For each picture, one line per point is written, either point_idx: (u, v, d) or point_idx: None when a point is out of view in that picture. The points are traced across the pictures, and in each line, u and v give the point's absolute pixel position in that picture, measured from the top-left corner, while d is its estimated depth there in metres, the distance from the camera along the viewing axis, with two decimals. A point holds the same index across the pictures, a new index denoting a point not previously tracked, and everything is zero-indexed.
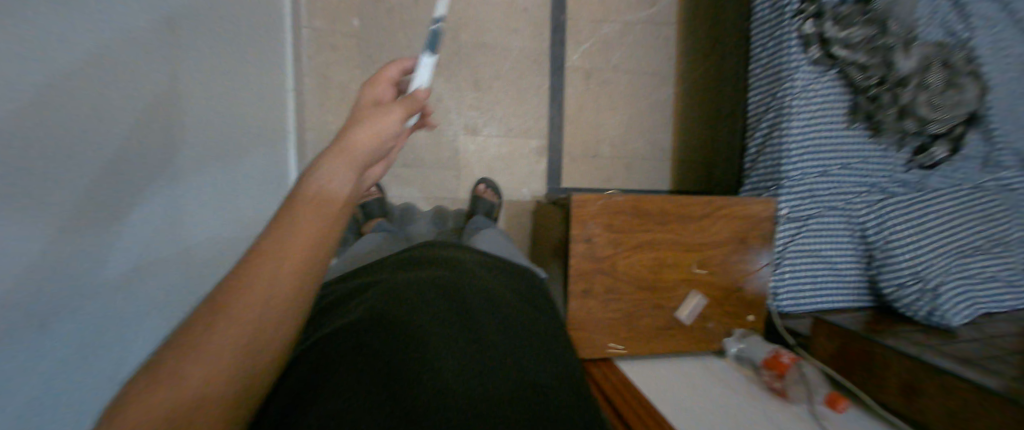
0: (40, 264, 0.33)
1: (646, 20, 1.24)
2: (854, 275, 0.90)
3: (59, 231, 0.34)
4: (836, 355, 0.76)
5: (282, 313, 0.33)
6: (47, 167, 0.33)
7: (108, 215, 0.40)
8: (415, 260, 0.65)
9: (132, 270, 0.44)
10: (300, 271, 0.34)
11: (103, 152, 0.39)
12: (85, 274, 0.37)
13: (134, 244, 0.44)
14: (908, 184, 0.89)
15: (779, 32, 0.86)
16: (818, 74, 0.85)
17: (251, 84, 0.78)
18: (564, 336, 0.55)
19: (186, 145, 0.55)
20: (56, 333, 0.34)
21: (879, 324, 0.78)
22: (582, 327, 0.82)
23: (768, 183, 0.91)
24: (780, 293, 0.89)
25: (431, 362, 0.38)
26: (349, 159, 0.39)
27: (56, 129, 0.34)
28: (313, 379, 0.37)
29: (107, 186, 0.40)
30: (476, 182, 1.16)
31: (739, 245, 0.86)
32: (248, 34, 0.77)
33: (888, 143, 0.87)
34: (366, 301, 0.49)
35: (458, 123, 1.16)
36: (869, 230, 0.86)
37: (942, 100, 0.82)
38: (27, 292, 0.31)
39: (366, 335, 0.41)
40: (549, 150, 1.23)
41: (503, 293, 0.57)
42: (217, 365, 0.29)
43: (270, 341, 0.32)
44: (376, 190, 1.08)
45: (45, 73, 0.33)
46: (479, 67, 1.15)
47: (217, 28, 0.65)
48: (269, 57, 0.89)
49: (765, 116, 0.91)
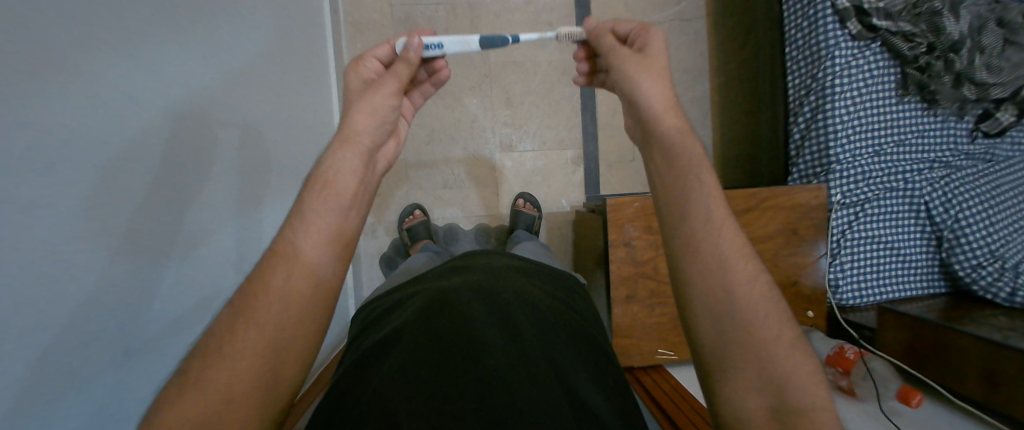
0: (95, 295, 0.38)
1: (674, 17, 1.22)
2: (923, 258, 0.84)
3: (116, 264, 0.40)
4: (910, 348, 0.70)
5: (294, 315, 0.37)
6: (112, 210, 0.39)
7: (164, 249, 0.46)
8: (460, 267, 0.69)
9: (183, 296, 0.50)
10: (306, 274, 0.38)
11: (163, 193, 0.45)
12: (138, 301, 0.43)
13: (182, 275, 0.50)
14: (976, 156, 0.82)
15: (812, 10, 0.82)
16: (860, 49, 0.80)
17: (298, 127, 0.87)
18: (598, 334, 0.56)
19: (239, 187, 0.63)
20: (96, 353, 0.38)
21: (956, 310, 0.73)
22: (628, 334, 0.82)
23: (817, 168, 0.86)
24: (841, 286, 0.83)
25: (478, 358, 0.42)
26: (358, 148, 0.43)
27: (129, 181, 0.40)
28: (368, 379, 0.43)
29: (170, 229, 0.47)
30: (515, 197, 1.20)
31: (791, 237, 0.81)
32: (293, 84, 0.86)
33: (947, 113, 0.81)
34: (414, 307, 0.54)
35: (494, 141, 1.21)
36: (936, 209, 0.80)
37: (1004, 61, 0.73)
38: (83, 315, 0.37)
39: (416, 339, 0.46)
40: (584, 159, 1.24)
41: (539, 294, 0.59)
42: (238, 368, 0.33)
43: (287, 342, 0.36)
44: (421, 213, 1.14)
45: (119, 133, 0.39)
46: (510, 85, 1.20)
47: (268, 82, 0.74)
48: (317, 101, 0.99)
49: (805, 100, 0.86)
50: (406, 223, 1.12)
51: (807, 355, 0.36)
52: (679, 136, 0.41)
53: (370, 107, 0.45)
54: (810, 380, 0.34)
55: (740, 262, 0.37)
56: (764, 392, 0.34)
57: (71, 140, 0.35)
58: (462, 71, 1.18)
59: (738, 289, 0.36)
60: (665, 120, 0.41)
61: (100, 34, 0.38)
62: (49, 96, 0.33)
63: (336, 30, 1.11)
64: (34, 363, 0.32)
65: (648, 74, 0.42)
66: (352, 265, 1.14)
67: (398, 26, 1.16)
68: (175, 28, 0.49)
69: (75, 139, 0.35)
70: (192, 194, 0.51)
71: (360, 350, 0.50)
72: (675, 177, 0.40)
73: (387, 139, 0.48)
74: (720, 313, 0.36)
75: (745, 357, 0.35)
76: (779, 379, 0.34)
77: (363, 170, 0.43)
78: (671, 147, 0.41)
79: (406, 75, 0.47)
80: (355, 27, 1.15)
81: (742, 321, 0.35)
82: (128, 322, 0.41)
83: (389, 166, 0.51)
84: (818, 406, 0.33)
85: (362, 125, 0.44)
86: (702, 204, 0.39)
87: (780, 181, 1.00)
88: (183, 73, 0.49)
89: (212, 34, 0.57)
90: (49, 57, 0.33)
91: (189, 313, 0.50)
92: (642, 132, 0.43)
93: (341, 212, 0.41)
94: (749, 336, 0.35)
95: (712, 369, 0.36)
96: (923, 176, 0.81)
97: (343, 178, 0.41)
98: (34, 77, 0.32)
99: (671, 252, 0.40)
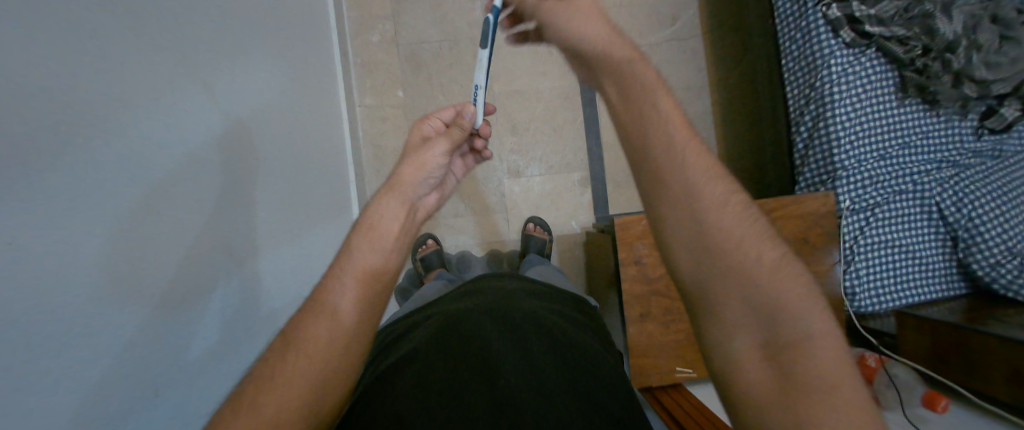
0: (140, 337, 0.39)
1: (671, 37, 1.25)
2: (940, 260, 0.82)
3: (156, 307, 0.41)
4: (932, 351, 0.68)
5: (343, 343, 0.40)
6: (150, 251, 0.41)
7: (195, 288, 0.48)
8: (469, 290, 0.71)
9: (215, 334, 0.51)
10: (354, 304, 0.42)
11: (190, 235, 0.47)
12: (173, 340, 0.44)
13: (214, 314, 0.51)
14: (983, 153, 0.81)
15: (805, 22, 0.84)
16: (855, 56, 0.81)
17: (314, 165, 0.92)
18: (607, 350, 0.57)
19: (260, 228, 0.66)
20: (145, 393, 0.40)
21: (977, 311, 0.71)
22: (645, 354, 0.80)
23: (824, 176, 0.85)
24: (858, 292, 0.81)
25: (494, 374, 0.44)
26: (401, 197, 0.49)
27: (160, 226, 0.42)
28: (382, 396, 0.44)
29: (199, 269, 0.49)
30: (525, 221, 1.21)
31: (804, 247, 0.79)
32: (307, 125, 0.91)
33: (950, 113, 0.80)
34: (426, 329, 0.56)
35: (502, 168, 1.24)
36: (948, 209, 0.78)
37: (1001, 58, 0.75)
38: (131, 357, 0.38)
39: (434, 358, 0.47)
40: (591, 180, 1.25)
41: (547, 313, 0.59)
42: (289, 389, 0.36)
43: (334, 367, 0.39)
44: (433, 242, 1.16)
45: (149, 179, 0.41)
46: (514, 112, 1.24)
47: (283, 125, 0.79)
48: (330, 140, 1.04)
49: (806, 109, 0.87)
50: (419, 253, 1.14)
51: (801, 288, 0.36)
52: (649, 100, 0.40)
53: (417, 161, 0.52)
54: (803, 309, 0.35)
55: (723, 209, 0.38)
56: (752, 329, 0.35)
57: (117, 193, 0.38)
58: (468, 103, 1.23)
59: (721, 233, 0.36)
60: (627, 83, 0.41)
61: (138, 96, 0.42)
62: (95, 154, 0.36)
63: (347, 73, 1.18)
64: (88, 404, 0.34)
65: (583, 16, 0.43)
66: None
67: (405, 65, 1.23)
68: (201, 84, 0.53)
69: (107, 187, 0.37)
70: (218, 234, 0.53)
71: (376, 372, 0.51)
72: (640, 144, 0.39)
73: (429, 193, 0.54)
74: (703, 264, 0.36)
75: (734, 299, 0.35)
76: (769, 312, 0.35)
77: (404, 216, 0.49)
78: (627, 82, 0.41)
79: (458, 138, 0.54)
80: (365, 68, 1.22)
81: (728, 269, 0.36)
82: (168, 361, 0.43)
83: (429, 214, 0.55)
84: (812, 335, 0.34)
85: (410, 177, 0.51)
86: (675, 162, 0.38)
87: (789, 190, 1.00)
88: (205, 125, 0.53)
89: (229, 81, 0.60)
90: (97, 117, 0.36)
91: (218, 348, 0.53)
92: (611, 107, 0.43)
93: (379, 253, 0.45)
94: (739, 281, 0.35)
95: (703, 319, 0.37)
96: (931, 176, 0.79)
97: (386, 221, 0.47)
98: (81, 137, 0.35)
99: (653, 215, 0.39)
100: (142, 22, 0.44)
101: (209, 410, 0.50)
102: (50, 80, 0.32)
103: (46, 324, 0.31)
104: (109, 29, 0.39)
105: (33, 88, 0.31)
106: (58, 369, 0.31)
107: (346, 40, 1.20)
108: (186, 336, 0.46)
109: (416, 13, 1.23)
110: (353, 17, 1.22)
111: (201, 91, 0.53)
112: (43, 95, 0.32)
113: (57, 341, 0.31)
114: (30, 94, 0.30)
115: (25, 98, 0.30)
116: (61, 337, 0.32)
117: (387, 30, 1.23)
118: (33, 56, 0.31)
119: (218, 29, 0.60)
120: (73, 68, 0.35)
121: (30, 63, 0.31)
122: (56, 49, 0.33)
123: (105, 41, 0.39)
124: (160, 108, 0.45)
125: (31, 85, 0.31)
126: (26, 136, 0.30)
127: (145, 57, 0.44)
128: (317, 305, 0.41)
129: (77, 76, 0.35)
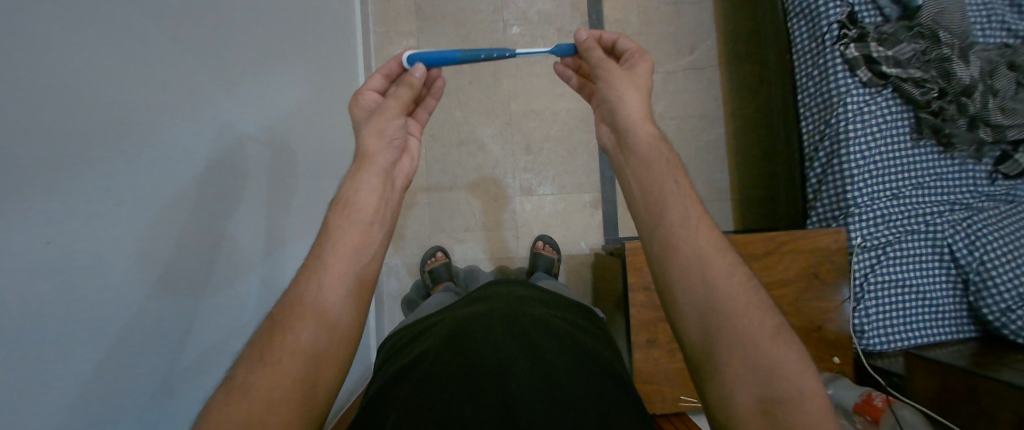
0: (134, 326, 0.42)
1: (687, 67, 1.28)
2: (950, 302, 0.80)
3: (152, 298, 0.44)
4: (939, 394, 0.68)
5: (326, 332, 0.42)
6: (149, 246, 0.42)
7: (193, 284, 0.50)
8: (479, 296, 0.72)
9: (210, 329, 0.54)
10: (338, 287, 0.44)
11: (197, 231, 0.50)
12: (167, 333, 0.46)
13: (210, 312, 0.54)
14: (997, 197, 0.81)
15: (822, 60, 0.85)
16: (871, 95, 0.82)
17: (330, 173, 0.96)
18: (612, 355, 0.58)
19: (268, 231, 0.69)
20: (130, 383, 0.42)
21: (987, 357, 0.69)
22: (649, 380, 0.79)
23: (836, 211, 0.85)
24: (867, 330, 0.79)
25: (503, 378, 0.44)
26: (374, 169, 0.51)
27: (166, 223, 0.45)
28: (401, 393, 0.47)
29: (201, 267, 0.51)
30: (535, 239, 1.22)
31: (813, 282, 0.78)
32: (327, 135, 0.96)
33: (963, 157, 0.81)
34: (437, 333, 0.57)
35: (515, 185, 1.26)
36: (960, 252, 0.77)
37: (1015, 106, 0.77)
38: (127, 346, 0.41)
39: (436, 363, 0.48)
40: (602, 202, 1.26)
41: (554, 321, 0.60)
42: (280, 374, 0.39)
43: (322, 352, 0.42)
44: (442, 255, 1.18)
45: (169, 184, 0.45)
46: (530, 132, 1.27)
47: (303, 133, 0.83)
48: (348, 151, 1.08)
49: (821, 144, 0.87)
50: (429, 265, 1.16)
51: (797, 352, 0.39)
52: (668, 183, 0.47)
53: (376, 127, 0.52)
54: (801, 377, 0.37)
55: (729, 277, 0.42)
56: (744, 365, 0.37)
57: (130, 182, 0.40)
58: (485, 119, 1.27)
59: (702, 265, 0.42)
60: (651, 155, 0.49)
61: (164, 97, 0.44)
62: (119, 147, 0.39)
63: None
64: (79, 387, 0.37)
65: (629, 87, 0.51)
66: (375, 307, 1.18)
67: None
68: (230, 90, 0.57)
69: (123, 188, 0.39)
70: (223, 233, 0.56)
71: (389, 373, 0.54)
72: (656, 213, 0.46)
73: (400, 156, 0.55)
74: (709, 292, 0.41)
75: (739, 360, 0.38)
76: (749, 345, 0.38)
77: (381, 187, 0.50)
78: (647, 158, 0.49)
79: (408, 97, 0.54)
80: None
81: (731, 330, 0.39)
82: (161, 351, 0.46)
83: (404, 181, 0.56)
84: (806, 394, 0.36)
85: (373, 146, 0.52)
86: (681, 207, 0.45)
87: (801, 224, 0.99)
88: (226, 129, 0.55)
89: (255, 91, 0.64)
90: (124, 122, 0.39)
91: (216, 345, 0.55)
92: (633, 183, 0.49)
93: (357, 231, 0.47)
94: (745, 343, 0.38)
95: (709, 379, 0.39)
96: (945, 218, 0.79)
97: (364, 195, 0.49)
98: (105, 129, 0.37)
99: (659, 282, 0.45)
100: (183, 33, 0.48)
101: (189, 404, 0.51)
102: (73, 85, 0.35)
103: (32, 301, 0.32)
104: (148, 32, 0.43)
105: (57, 75, 0.33)
106: (42, 345, 0.33)
107: (372, 55, 1.26)
108: (182, 333, 0.49)
109: (441, 32, 1.29)
110: (380, 33, 1.28)
111: (228, 98, 0.56)
112: (68, 83, 0.34)
113: (45, 319, 0.33)
114: (55, 81, 0.33)
115: (48, 87, 0.32)
116: (46, 315, 0.33)
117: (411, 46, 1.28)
118: (63, 59, 0.34)
119: (252, 40, 0.65)
120: (102, 63, 0.37)
121: (59, 51, 0.34)
122: (87, 53, 0.36)
123: (140, 40, 0.42)
124: (188, 113, 0.48)
125: (63, 88, 0.34)
126: (43, 121, 0.32)
127: (183, 61, 0.48)
128: (303, 291, 0.43)
129: (104, 71, 0.38)
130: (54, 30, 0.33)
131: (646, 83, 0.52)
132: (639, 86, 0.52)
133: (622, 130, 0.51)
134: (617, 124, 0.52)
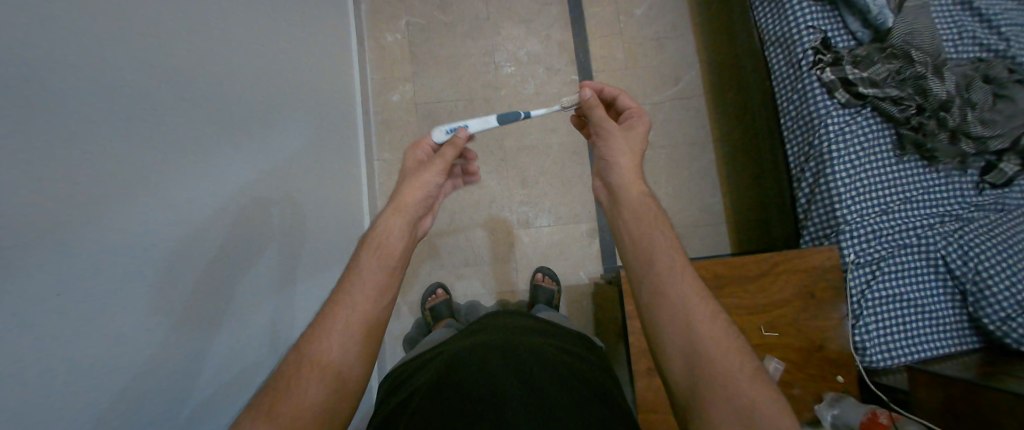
0: (140, 379, 0.40)
1: (673, 97, 1.32)
2: (951, 315, 0.78)
3: (161, 349, 0.43)
4: (945, 407, 0.64)
5: (348, 363, 0.43)
6: (155, 295, 0.42)
7: (199, 332, 0.49)
8: (476, 327, 0.70)
9: (214, 376, 0.53)
10: (364, 324, 0.45)
11: (201, 277, 0.50)
12: (172, 385, 0.45)
13: (215, 359, 0.53)
14: (989, 206, 0.80)
15: (801, 84, 0.87)
16: (852, 116, 0.83)
17: (331, 214, 0.97)
18: (603, 379, 0.56)
19: (273, 273, 0.69)
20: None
21: (992, 368, 0.67)
22: (653, 409, 0.74)
23: (827, 230, 0.84)
24: (868, 347, 0.76)
25: (494, 398, 0.44)
26: (406, 216, 0.54)
27: (175, 270, 0.45)
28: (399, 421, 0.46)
29: (207, 314, 0.51)
30: (534, 271, 1.21)
31: (811, 302, 0.75)
32: (328, 177, 0.98)
33: (948, 168, 0.81)
34: (432, 365, 0.56)
35: (513, 218, 1.27)
36: (954, 263, 0.76)
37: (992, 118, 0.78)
38: (131, 401, 0.39)
39: (433, 393, 0.47)
40: (599, 231, 1.26)
41: (549, 348, 0.58)
42: (301, 406, 0.39)
43: (345, 386, 0.42)
44: (442, 292, 1.17)
45: (177, 233, 0.46)
46: (524, 165, 1.29)
47: (305, 176, 0.84)
48: (348, 191, 1.11)
49: (806, 165, 0.87)
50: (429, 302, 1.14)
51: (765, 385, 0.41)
52: (643, 220, 0.51)
53: (419, 183, 0.56)
54: (766, 402, 0.39)
55: (710, 317, 0.44)
56: (720, 394, 0.40)
57: (137, 225, 0.40)
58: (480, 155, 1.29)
59: (680, 294, 0.45)
60: (641, 217, 0.51)
61: (169, 151, 0.46)
62: (129, 197, 0.40)
63: (368, 130, 1.28)
64: None
65: (625, 142, 0.56)
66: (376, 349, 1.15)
67: (423, 122, 1.33)
68: (231, 137, 0.59)
69: (134, 236, 0.40)
70: (228, 279, 0.56)
71: (385, 408, 0.52)
72: (644, 247, 0.49)
73: (427, 212, 0.60)
74: (688, 321, 0.44)
75: (715, 392, 0.40)
76: (725, 372, 0.40)
77: (408, 235, 0.53)
78: (637, 207, 0.52)
79: (452, 156, 0.57)
80: (384, 126, 1.32)
81: (710, 356, 0.41)
82: (167, 403, 0.44)
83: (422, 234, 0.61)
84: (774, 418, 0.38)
85: (410, 195, 0.55)
86: (660, 241, 0.49)
87: (795, 243, 0.97)
88: (231, 178, 0.57)
89: (258, 138, 0.66)
90: (136, 176, 0.41)
91: (217, 392, 0.53)
92: (628, 222, 0.52)
93: (385, 270, 0.49)
94: (721, 375, 0.40)
95: (690, 408, 0.41)
96: (935, 230, 0.78)
97: (394, 240, 0.51)
98: (118, 183, 0.39)
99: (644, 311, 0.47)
100: (190, 90, 0.51)
101: None
102: (92, 145, 0.36)
103: (37, 349, 0.31)
104: (155, 91, 0.45)
105: (70, 126, 0.34)
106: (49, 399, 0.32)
107: (369, 101, 1.32)
108: (187, 383, 0.47)
109: (435, 76, 1.35)
110: (378, 80, 1.35)
111: (230, 145, 0.58)
112: (84, 143, 0.36)
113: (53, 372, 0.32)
114: (62, 128, 0.34)
115: (65, 147, 0.34)
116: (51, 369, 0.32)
117: (407, 91, 1.35)
118: (82, 121, 0.35)
119: (255, 91, 0.68)
120: (116, 123, 0.39)
121: (71, 100, 0.35)
122: (101, 113, 0.38)
123: (148, 91, 0.44)
124: (195, 164, 0.50)
125: (79, 147, 0.35)
126: (57, 174, 0.33)
127: (186, 117, 0.50)
128: (331, 324, 0.44)
129: (116, 128, 0.39)
130: (78, 94, 0.35)
131: (641, 146, 0.57)
132: (633, 147, 0.57)
133: (613, 182, 0.56)
134: (608, 181, 0.56)
